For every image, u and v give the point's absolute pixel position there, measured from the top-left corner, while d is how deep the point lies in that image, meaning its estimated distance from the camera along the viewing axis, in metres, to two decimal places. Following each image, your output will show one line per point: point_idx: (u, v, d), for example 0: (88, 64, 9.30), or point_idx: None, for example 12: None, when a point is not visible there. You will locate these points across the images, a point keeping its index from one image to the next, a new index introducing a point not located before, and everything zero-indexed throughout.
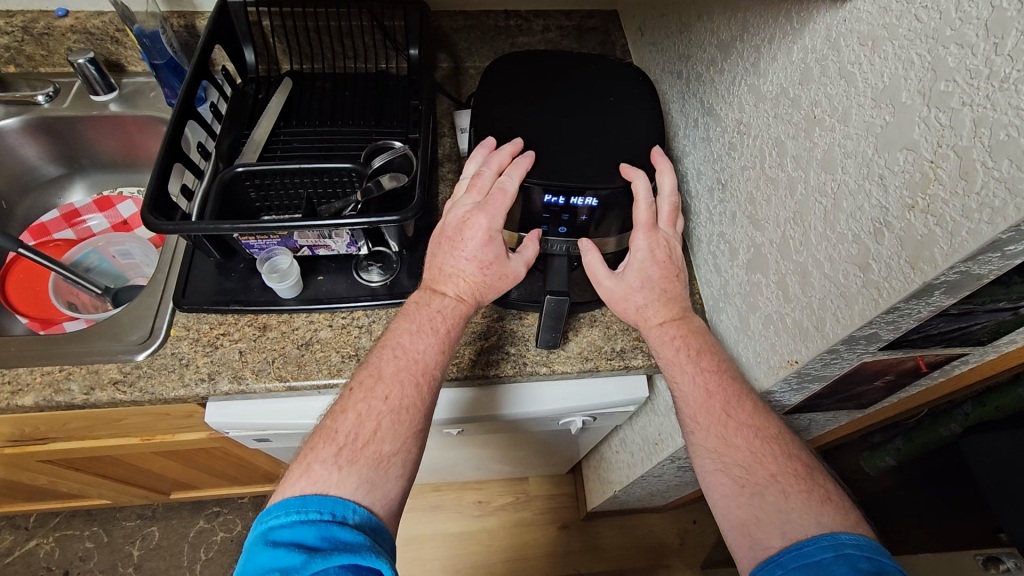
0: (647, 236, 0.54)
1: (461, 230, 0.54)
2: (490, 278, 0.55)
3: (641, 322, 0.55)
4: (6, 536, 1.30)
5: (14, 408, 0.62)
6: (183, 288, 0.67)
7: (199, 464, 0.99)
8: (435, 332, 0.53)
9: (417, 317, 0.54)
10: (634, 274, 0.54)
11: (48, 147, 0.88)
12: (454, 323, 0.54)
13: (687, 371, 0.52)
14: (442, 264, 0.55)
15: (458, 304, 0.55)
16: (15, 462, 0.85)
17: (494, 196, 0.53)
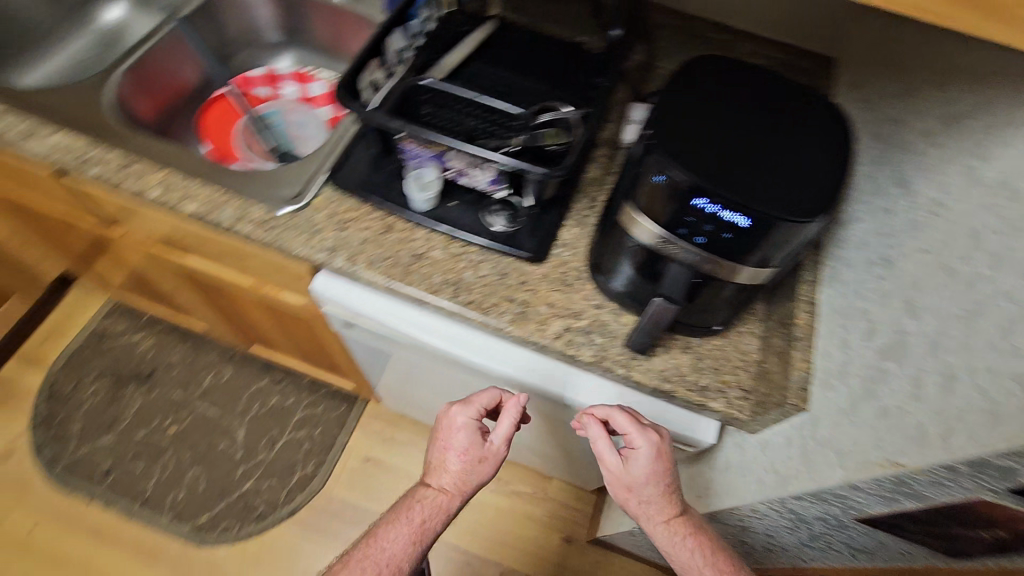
0: (646, 435, 0.60)
1: (446, 433, 0.69)
2: (475, 467, 0.69)
3: (639, 512, 0.63)
4: (122, 322, 1.52)
5: (176, 210, 0.72)
6: (338, 167, 0.73)
7: (286, 328, 1.08)
8: (411, 525, 0.67)
9: (406, 514, 0.68)
10: (636, 473, 0.61)
11: (280, 15, 1.00)
12: (433, 517, 0.68)
13: (674, 542, 0.62)
14: (432, 456, 0.70)
15: (444, 495, 0.69)
16: (155, 261, 0.99)
17: (477, 404, 0.68)
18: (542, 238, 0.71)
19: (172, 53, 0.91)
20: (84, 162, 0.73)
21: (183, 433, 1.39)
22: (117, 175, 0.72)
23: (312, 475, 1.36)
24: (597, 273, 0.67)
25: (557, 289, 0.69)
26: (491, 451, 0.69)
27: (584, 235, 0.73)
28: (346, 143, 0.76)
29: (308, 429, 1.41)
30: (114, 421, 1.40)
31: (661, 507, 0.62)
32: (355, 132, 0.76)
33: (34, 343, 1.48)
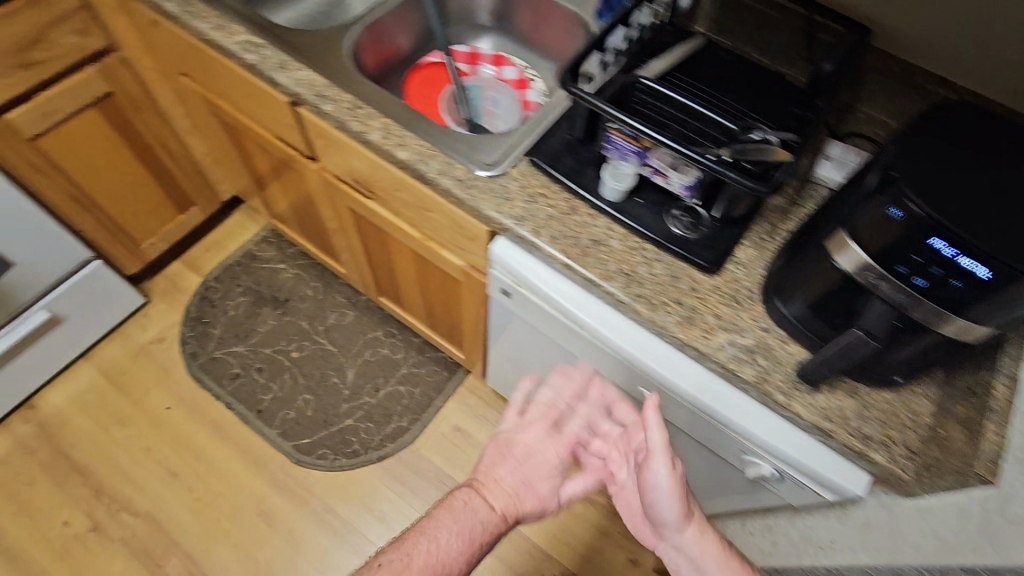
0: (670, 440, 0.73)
1: (508, 442, 0.80)
2: (524, 464, 0.79)
3: (672, 510, 0.71)
4: (271, 250, 1.68)
5: (388, 155, 0.80)
6: (536, 146, 0.78)
7: (426, 286, 1.16)
8: (458, 521, 0.72)
9: (456, 517, 0.73)
10: (673, 475, 0.70)
11: (495, 2, 1.07)
12: (483, 514, 0.73)
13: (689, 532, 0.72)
14: (489, 462, 0.79)
15: (489, 495, 0.75)
16: (335, 199, 1.09)
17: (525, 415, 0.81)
18: (720, 250, 0.71)
19: (397, 22, 1.00)
20: (321, 98, 0.82)
21: (302, 361, 1.52)
22: (346, 114, 0.81)
23: (405, 430, 1.43)
24: (774, 297, 0.67)
25: (727, 303, 0.69)
26: (543, 452, 0.79)
27: (761, 258, 0.73)
28: (547, 123, 0.81)
29: (410, 387, 1.49)
30: (248, 334, 1.55)
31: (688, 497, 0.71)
32: (558, 115, 0.80)
33: (198, 251, 1.67)
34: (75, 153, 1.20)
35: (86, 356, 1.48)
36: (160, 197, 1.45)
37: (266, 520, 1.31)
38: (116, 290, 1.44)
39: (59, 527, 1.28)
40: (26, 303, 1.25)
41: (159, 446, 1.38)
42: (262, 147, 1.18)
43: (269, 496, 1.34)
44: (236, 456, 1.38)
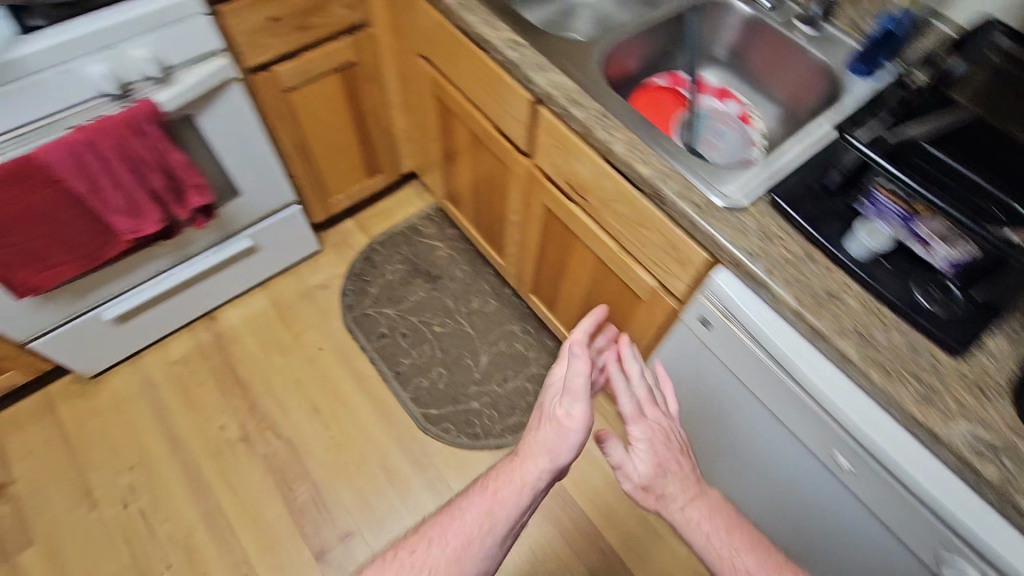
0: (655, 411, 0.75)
1: (543, 397, 0.78)
2: (552, 434, 0.70)
3: (660, 490, 0.71)
4: (433, 227, 1.79)
5: (626, 167, 0.82)
6: (784, 189, 0.77)
7: (595, 296, 1.18)
8: (487, 493, 0.70)
9: (491, 484, 0.71)
10: (652, 456, 0.71)
11: (734, 40, 1.07)
12: (509, 485, 0.70)
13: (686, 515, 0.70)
14: (529, 428, 0.76)
15: (523, 454, 0.72)
16: (534, 195, 1.14)
17: (557, 381, 0.78)
18: (972, 337, 0.66)
19: (640, 42, 1.01)
20: (572, 104, 0.86)
21: (443, 336, 1.60)
22: (595, 122, 0.84)
23: (526, 426, 1.47)
24: None
25: (971, 391, 0.64)
26: (568, 423, 0.70)
27: (1014, 355, 0.67)
28: (789, 168, 0.79)
29: (537, 386, 1.53)
30: (399, 300, 1.66)
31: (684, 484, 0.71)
32: (798, 166, 0.79)
33: (369, 214, 1.80)
34: (310, 110, 1.33)
35: (263, 286, 1.66)
36: (359, 161, 1.59)
37: (385, 474, 1.40)
38: (303, 234, 1.60)
39: (216, 430, 1.44)
40: (238, 230, 1.42)
41: (308, 382, 1.51)
42: (472, 134, 1.26)
43: (392, 453, 1.43)
44: (370, 408, 1.49)
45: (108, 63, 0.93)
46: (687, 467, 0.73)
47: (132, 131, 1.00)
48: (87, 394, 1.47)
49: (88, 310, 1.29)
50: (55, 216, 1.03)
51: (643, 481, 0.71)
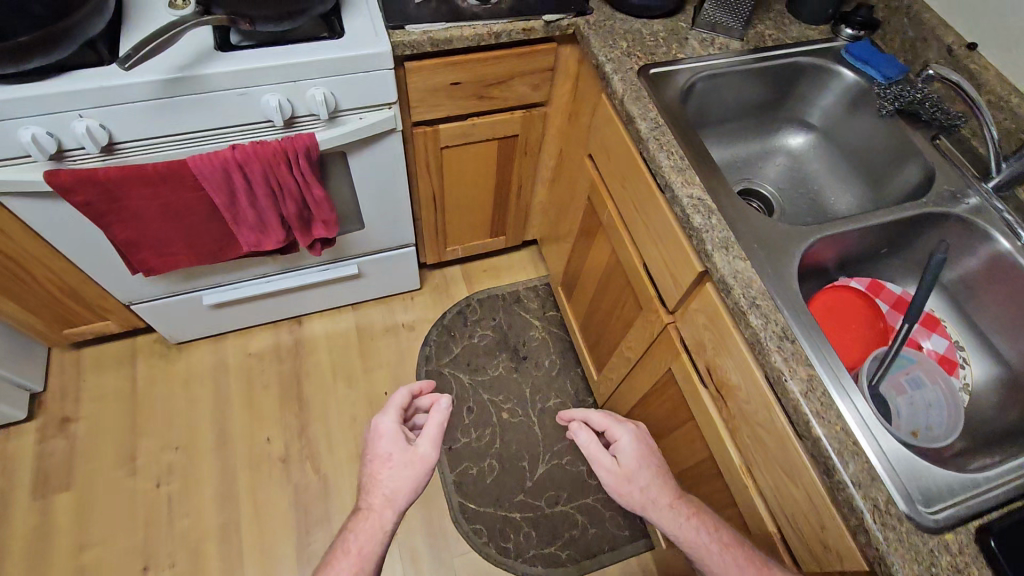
0: (625, 429, 0.79)
1: (375, 445, 0.75)
2: (401, 473, 0.71)
3: (643, 502, 0.74)
4: (535, 303, 1.68)
5: (794, 413, 0.66)
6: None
7: (688, 484, 1.01)
8: (350, 555, 0.69)
9: (357, 535, 0.70)
10: (633, 446, 0.77)
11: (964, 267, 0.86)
12: (371, 537, 0.70)
13: (681, 520, 0.72)
14: (365, 480, 0.73)
15: (377, 513, 0.70)
16: (659, 354, 1.00)
17: (391, 428, 0.75)
18: None
19: (850, 240, 0.84)
20: (750, 305, 0.71)
21: (507, 425, 1.49)
22: (772, 340, 0.69)
23: (561, 563, 1.32)
24: None
25: None
26: (417, 455, 0.73)
27: None
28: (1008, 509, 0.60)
29: (587, 521, 1.38)
30: (476, 369, 1.56)
31: (681, 503, 0.74)
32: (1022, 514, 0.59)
33: (477, 267, 1.73)
34: (458, 168, 1.27)
35: (355, 306, 1.63)
36: (486, 221, 1.51)
37: (401, 551, 1.31)
38: (408, 273, 1.55)
39: (261, 440, 1.42)
40: (349, 257, 1.39)
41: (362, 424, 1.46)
42: (612, 253, 1.13)
43: (416, 535, 1.33)
44: None
45: (285, 96, 0.91)
46: (664, 479, 0.76)
47: (283, 160, 0.97)
48: (167, 359, 1.51)
49: (191, 291, 1.31)
50: (190, 216, 1.02)
51: (623, 496, 0.74)
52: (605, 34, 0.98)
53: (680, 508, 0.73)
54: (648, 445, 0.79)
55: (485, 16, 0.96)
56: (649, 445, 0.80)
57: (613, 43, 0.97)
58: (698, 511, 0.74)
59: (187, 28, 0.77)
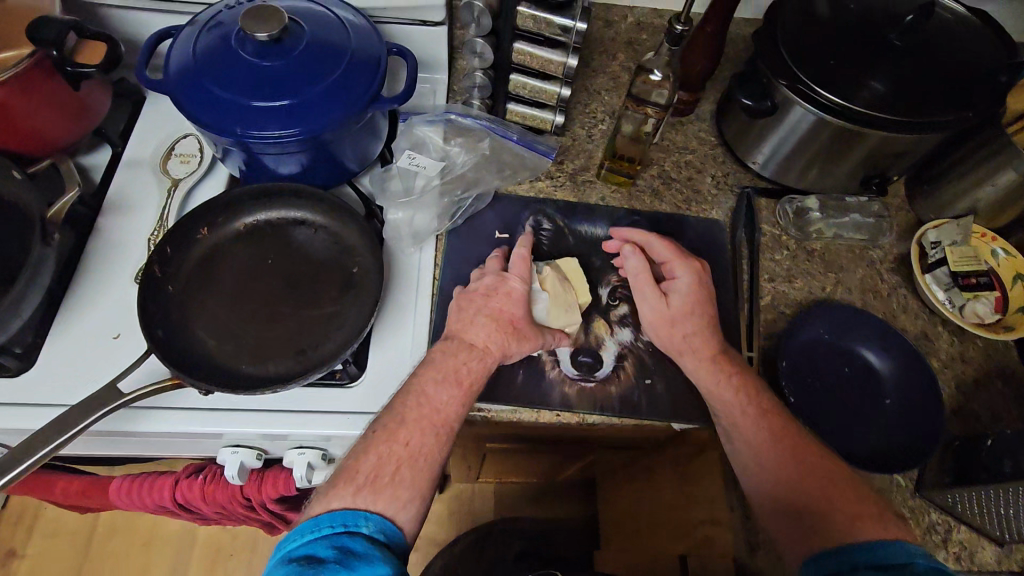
0: (687, 266, 0.62)
1: (494, 291, 0.60)
2: (521, 334, 0.58)
3: (682, 349, 0.60)
4: None
5: None
6: None
7: None
8: (460, 379, 0.54)
9: (454, 365, 0.54)
10: (690, 278, 0.62)
11: None
12: (481, 373, 0.55)
13: (721, 381, 0.58)
14: (473, 314, 0.58)
15: (491, 358, 0.56)
16: None
17: (517, 258, 0.62)
18: None
19: None
20: None
21: None
22: None
23: None
24: None
25: None
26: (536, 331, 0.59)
27: None
28: None
29: None
30: None
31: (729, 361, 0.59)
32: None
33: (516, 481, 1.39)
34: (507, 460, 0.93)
35: None
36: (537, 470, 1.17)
37: None
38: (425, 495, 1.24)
39: None
40: None
41: None
42: None
43: None
44: None
45: (253, 450, 0.62)
46: (713, 334, 0.60)
47: (244, 502, 0.68)
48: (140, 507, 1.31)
49: None
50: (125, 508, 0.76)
51: (663, 338, 0.61)
52: None
53: (722, 365, 0.58)
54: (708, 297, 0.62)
55: (580, 404, 0.60)
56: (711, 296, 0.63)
57: None
58: (746, 377, 0.58)
59: (86, 424, 0.50)
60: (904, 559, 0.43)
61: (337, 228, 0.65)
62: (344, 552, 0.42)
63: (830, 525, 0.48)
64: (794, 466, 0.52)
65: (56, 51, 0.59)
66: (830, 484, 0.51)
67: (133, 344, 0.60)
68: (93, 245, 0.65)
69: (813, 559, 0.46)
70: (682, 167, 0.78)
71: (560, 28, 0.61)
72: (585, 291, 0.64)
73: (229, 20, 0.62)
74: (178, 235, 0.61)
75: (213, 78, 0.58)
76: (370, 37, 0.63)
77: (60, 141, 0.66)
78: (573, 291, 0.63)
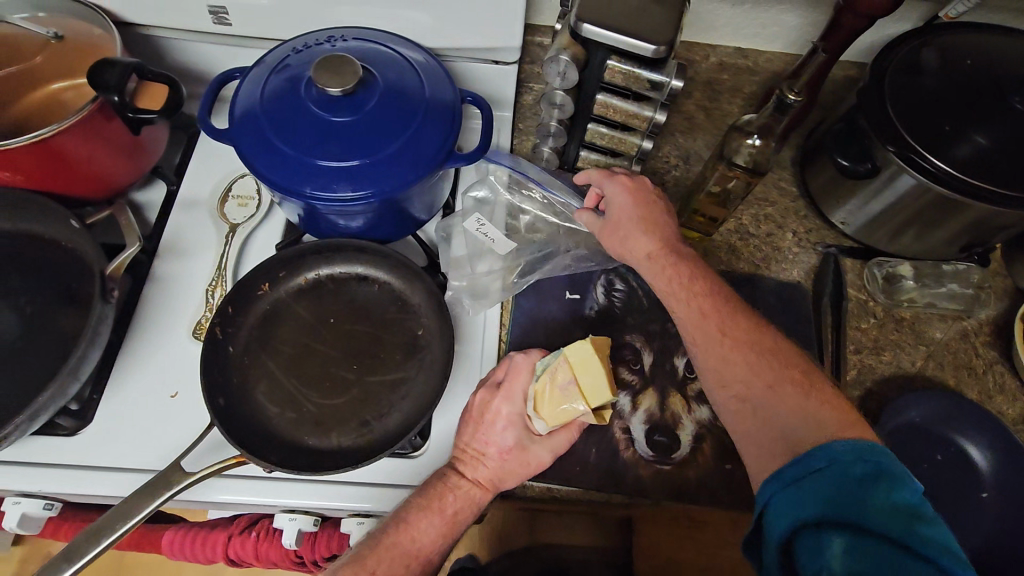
0: (611, 177, 0.61)
1: (484, 410, 0.55)
2: (512, 467, 0.53)
3: (623, 253, 0.59)
4: None
5: None
6: None
7: None
8: (445, 514, 0.51)
9: (441, 497, 0.51)
10: (618, 185, 0.60)
11: None
12: (468, 507, 0.52)
13: (659, 271, 0.55)
14: (466, 445, 0.54)
15: (477, 489, 0.52)
16: None
17: (513, 369, 0.55)
18: None
19: None
20: None
21: None
22: None
23: None
24: None
25: None
26: (529, 451, 0.53)
27: None
28: None
29: None
30: None
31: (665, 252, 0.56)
32: None
33: None
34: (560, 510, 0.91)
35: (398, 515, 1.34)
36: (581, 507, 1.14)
37: None
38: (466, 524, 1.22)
39: None
40: None
41: None
42: None
43: None
44: None
45: (310, 517, 0.58)
46: (654, 231, 0.57)
47: (295, 560, 0.64)
48: None
49: None
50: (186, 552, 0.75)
51: (610, 250, 0.60)
52: None
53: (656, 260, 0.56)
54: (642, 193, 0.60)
55: (654, 488, 0.56)
56: (647, 193, 0.60)
57: None
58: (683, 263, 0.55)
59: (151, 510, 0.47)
60: (827, 458, 0.39)
61: (401, 286, 0.61)
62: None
63: (782, 427, 0.44)
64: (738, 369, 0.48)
65: (118, 96, 0.55)
66: (805, 396, 0.45)
67: (191, 404, 0.58)
68: (148, 294, 0.63)
69: (774, 473, 0.41)
70: (762, 221, 0.74)
71: (650, 83, 0.57)
72: (597, 393, 0.49)
73: (296, 64, 0.58)
74: (240, 292, 0.59)
75: (279, 132, 0.55)
76: (443, 85, 0.59)
77: (117, 182, 0.63)
78: (580, 392, 0.49)
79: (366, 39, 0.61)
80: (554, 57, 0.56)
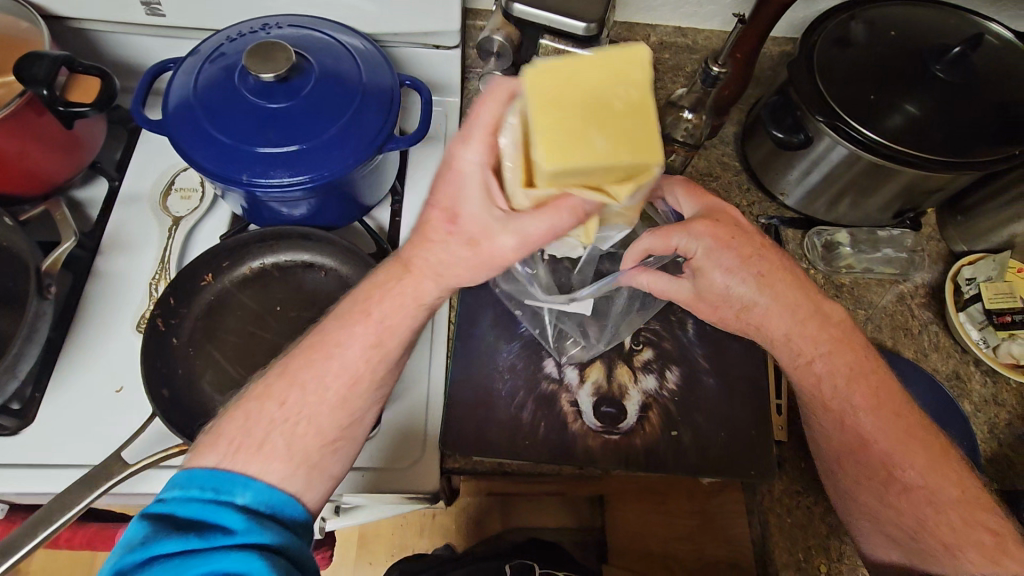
0: (692, 231, 0.53)
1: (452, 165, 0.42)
2: (462, 258, 0.44)
3: (746, 327, 0.56)
4: None
5: None
6: None
7: None
8: (369, 322, 0.47)
9: (380, 300, 0.47)
10: (717, 248, 0.53)
11: None
12: (402, 309, 0.47)
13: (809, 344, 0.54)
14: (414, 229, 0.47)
15: (415, 281, 0.46)
16: None
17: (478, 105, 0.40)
18: None
19: None
20: None
21: None
22: None
23: None
24: None
25: None
26: (479, 239, 0.43)
27: None
28: None
29: None
30: None
31: (801, 343, 0.54)
32: None
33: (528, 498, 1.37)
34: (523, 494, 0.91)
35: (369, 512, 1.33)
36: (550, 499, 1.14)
37: None
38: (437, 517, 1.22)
39: None
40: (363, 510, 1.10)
41: None
42: None
43: None
44: None
45: None
46: (793, 291, 0.55)
47: None
48: None
49: None
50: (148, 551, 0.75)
51: (715, 316, 0.58)
52: (795, 525, 0.59)
53: (792, 349, 0.55)
54: (741, 243, 0.53)
55: (603, 457, 0.58)
56: (756, 241, 0.54)
57: (801, 557, 0.57)
58: (837, 351, 0.54)
59: (90, 499, 0.47)
60: None
61: (347, 272, 0.61)
62: (199, 521, 0.38)
63: (924, 535, 0.51)
64: (871, 485, 0.53)
65: (48, 91, 0.54)
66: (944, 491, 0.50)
67: (136, 398, 0.58)
68: (90, 289, 0.62)
69: None
70: None
71: None
72: (544, 170, 0.35)
73: (231, 53, 0.58)
74: (182, 284, 0.59)
75: (214, 120, 0.55)
76: (381, 70, 0.60)
77: (52, 178, 0.62)
78: (535, 158, 0.35)
79: (301, 26, 0.60)
80: (488, 37, 0.57)
